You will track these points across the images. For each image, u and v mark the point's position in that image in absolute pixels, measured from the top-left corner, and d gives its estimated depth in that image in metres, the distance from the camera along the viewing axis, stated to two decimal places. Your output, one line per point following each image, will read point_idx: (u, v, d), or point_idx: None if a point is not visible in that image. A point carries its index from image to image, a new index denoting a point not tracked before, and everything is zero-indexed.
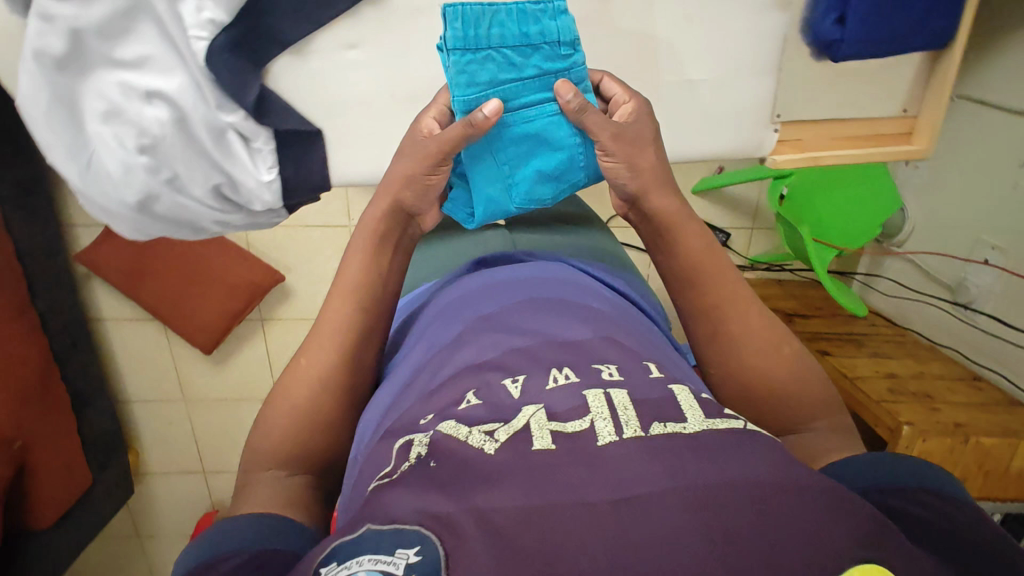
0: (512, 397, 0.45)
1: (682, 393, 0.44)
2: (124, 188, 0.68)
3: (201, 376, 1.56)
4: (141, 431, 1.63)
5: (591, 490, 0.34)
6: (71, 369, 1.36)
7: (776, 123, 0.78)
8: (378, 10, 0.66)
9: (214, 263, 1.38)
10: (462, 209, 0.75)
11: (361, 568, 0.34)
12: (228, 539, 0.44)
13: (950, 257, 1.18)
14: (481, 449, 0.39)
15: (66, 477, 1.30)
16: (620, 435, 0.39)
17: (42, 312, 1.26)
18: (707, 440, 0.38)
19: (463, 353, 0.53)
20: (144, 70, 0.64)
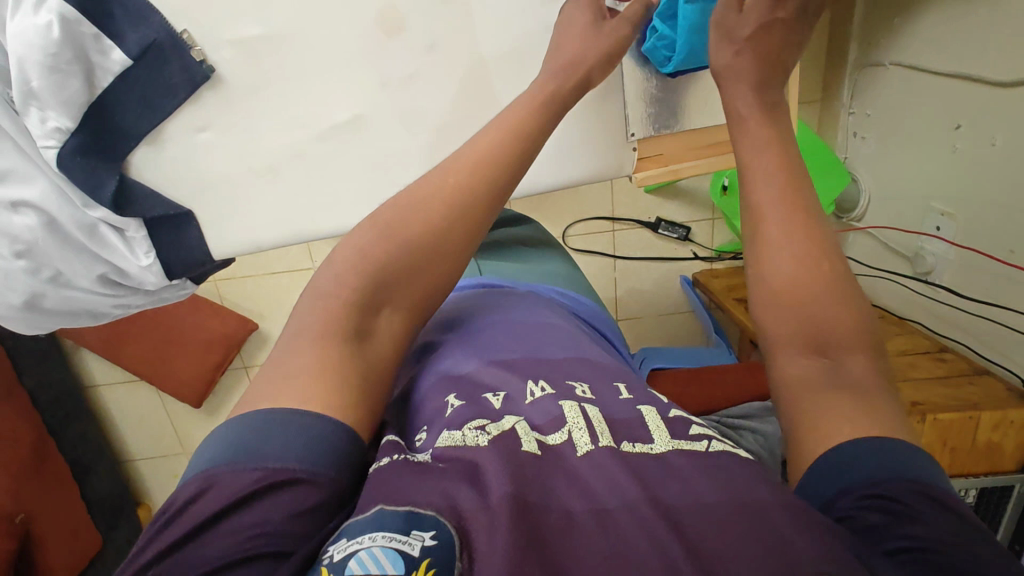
0: (494, 407, 0.48)
1: (649, 413, 0.47)
2: (9, 291, 0.73)
3: (198, 428, 1.62)
4: (150, 486, 1.70)
5: (572, 501, 0.37)
6: (69, 438, 1.43)
7: (633, 142, 0.75)
8: (219, 91, 0.66)
9: (186, 322, 1.43)
10: (660, 52, 0.68)
11: (375, 543, 0.34)
12: (262, 440, 0.38)
13: (906, 230, 1.15)
14: (475, 442, 0.42)
15: (73, 542, 1.37)
16: (596, 444, 0.42)
17: (31, 389, 1.33)
18: (677, 461, 0.41)
19: (443, 365, 0.56)
20: (5, 182, 0.67)
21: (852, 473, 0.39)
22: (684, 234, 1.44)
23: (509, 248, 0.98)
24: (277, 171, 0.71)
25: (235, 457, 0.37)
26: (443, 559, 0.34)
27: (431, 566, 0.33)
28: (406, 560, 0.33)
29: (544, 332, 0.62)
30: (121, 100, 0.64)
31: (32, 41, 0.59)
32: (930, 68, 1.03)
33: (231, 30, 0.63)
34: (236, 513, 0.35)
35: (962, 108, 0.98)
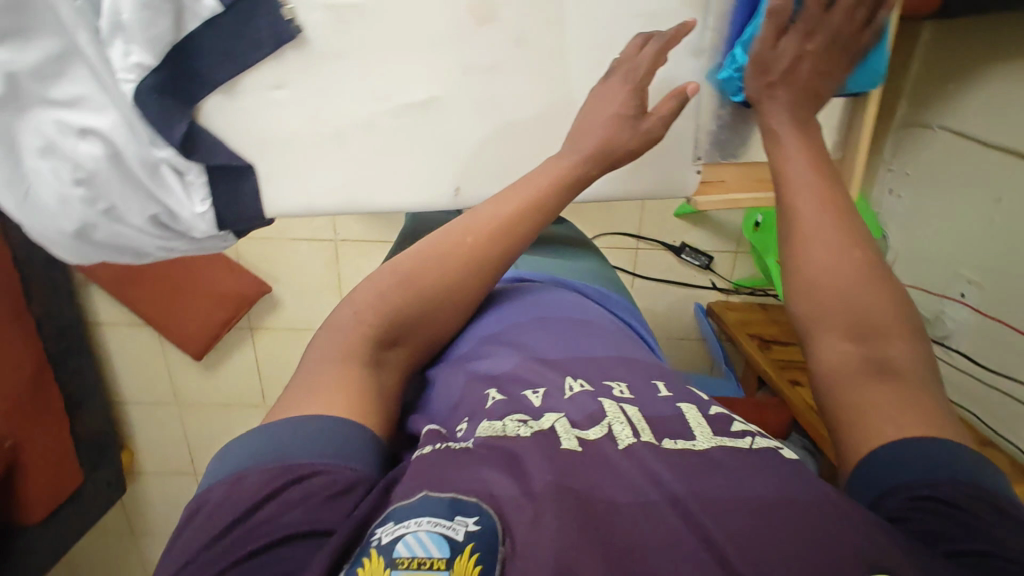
0: (534, 404, 0.49)
1: (691, 411, 0.49)
2: (62, 219, 0.69)
3: (194, 381, 1.62)
4: (135, 431, 1.69)
5: (616, 493, 0.38)
6: (68, 372, 1.42)
7: (699, 163, 0.76)
8: (301, 54, 0.67)
9: (201, 275, 1.42)
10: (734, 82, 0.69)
11: (420, 528, 0.36)
12: (286, 442, 0.42)
13: (928, 292, 1.16)
14: (516, 433, 0.44)
15: (57, 475, 1.36)
16: (638, 438, 0.44)
17: (39, 317, 1.32)
18: (722, 458, 0.42)
19: (478, 365, 0.56)
20: (77, 108, 0.65)
21: (903, 482, 0.41)
22: (706, 263, 1.45)
23: (543, 244, 0.99)
24: (343, 139, 0.72)
25: (259, 460, 0.42)
26: (487, 545, 0.35)
27: (476, 552, 0.35)
28: (451, 544, 0.35)
29: (578, 331, 0.63)
30: (202, 49, 0.65)
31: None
32: (982, 138, 1.04)
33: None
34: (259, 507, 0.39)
35: (1005, 184, 0.99)
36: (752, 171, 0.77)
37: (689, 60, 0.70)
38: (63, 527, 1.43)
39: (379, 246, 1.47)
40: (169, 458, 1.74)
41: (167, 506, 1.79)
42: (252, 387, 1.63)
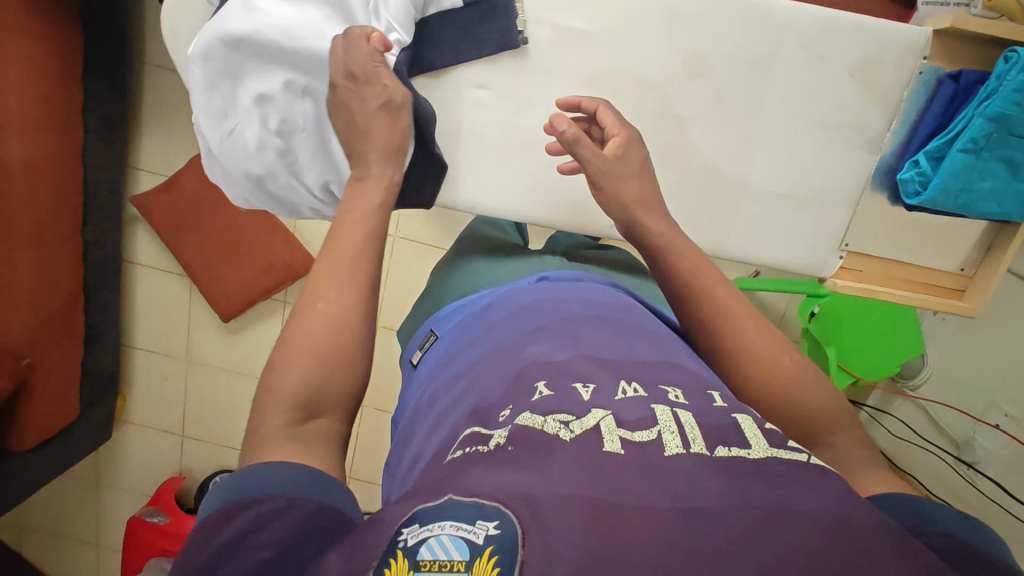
0: (582, 399, 0.47)
1: (745, 423, 0.46)
2: (252, 161, 0.74)
3: (211, 341, 1.57)
4: (134, 380, 1.62)
5: (657, 499, 0.37)
6: (96, 304, 1.38)
7: (843, 251, 0.82)
8: (519, 62, 0.77)
9: (260, 240, 1.41)
10: (913, 183, 0.75)
11: (443, 532, 0.37)
12: (258, 485, 0.44)
13: (960, 413, 1.21)
14: (557, 435, 0.43)
15: (58, 405, 1.30)
16: (687, 449, 0.41)
17: (87, 242, 1.30)
18: (772, 469, 0.40)
19: (531, 351, 0.56)
20: (303, 67, 0.71)
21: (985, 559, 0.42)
22: None
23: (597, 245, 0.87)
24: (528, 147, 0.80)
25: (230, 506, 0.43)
26: (506, 548, 0.35)
27: (494, 555, 0.35)
28: (472, 547, 0.36)
29: (628, 328, 0.59)
30: (436, 37, 0.74)
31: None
32: None
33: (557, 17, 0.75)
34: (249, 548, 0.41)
35: None
36: (887, 268, 0.84)
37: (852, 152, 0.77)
38: (44, 461, 1.35)
39: (434, 252, 1.47)
40: (159, 413, 1.64)
41: (141, 465, 1.67)
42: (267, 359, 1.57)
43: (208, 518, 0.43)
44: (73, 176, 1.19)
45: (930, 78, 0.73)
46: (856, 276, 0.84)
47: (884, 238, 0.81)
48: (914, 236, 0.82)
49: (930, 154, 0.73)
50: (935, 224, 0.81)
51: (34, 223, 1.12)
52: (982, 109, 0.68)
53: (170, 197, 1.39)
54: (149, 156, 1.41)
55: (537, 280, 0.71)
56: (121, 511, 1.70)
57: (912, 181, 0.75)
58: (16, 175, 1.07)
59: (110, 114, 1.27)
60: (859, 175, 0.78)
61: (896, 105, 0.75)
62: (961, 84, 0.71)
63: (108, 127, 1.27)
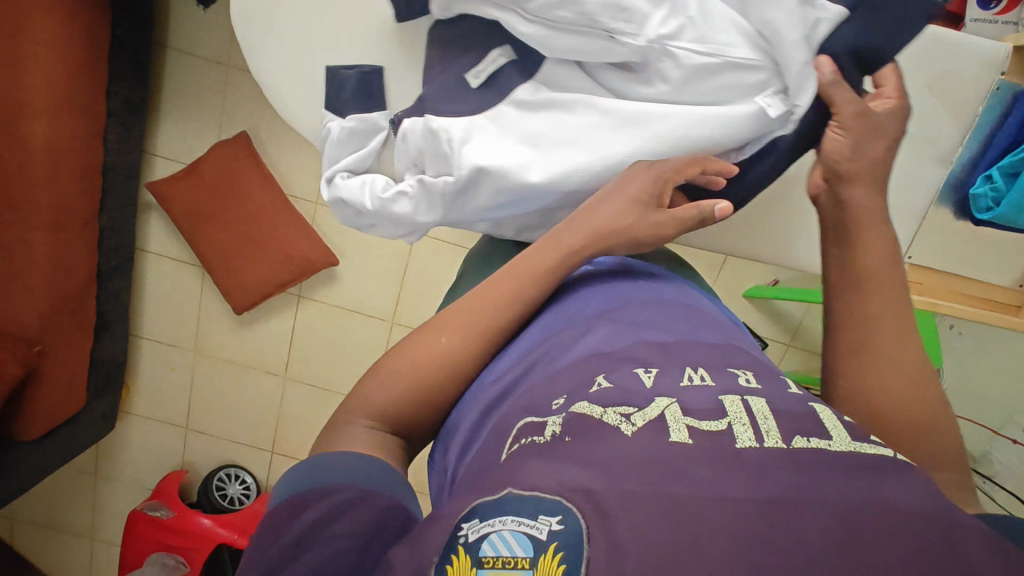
0: (645, 386, 0.40)
1: (824, 412, 0.39)
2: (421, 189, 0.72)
3: (220, 332, 1.52)
4: (139, 370, 1.57)
5: (736, 489, 0.31)
6: (106, 290, 1.34)
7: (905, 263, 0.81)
8: None
9: (281, 229, 1.38)
10: (987, 198, 0.75)
11: (505, 527, 0.32)
12: (332, 476, 0.41)
13: (975, 424, 1.25)
14: (618, 429, 0.36)
15: (65, 392, 1.27)
16: (761, 443, 0.34)
17: (103, 227, 1.26)
18: (857, 461, 0.33)
19: (588, 339, 0.48)
20: None
21: None
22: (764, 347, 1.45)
23: None
24: None
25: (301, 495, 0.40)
26: (572, 544, 0.30)
27: (560, 551, 0.30)
28: (535, 544, 0.31)
29: (685, 315, 0.51)
30: None
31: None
32: None
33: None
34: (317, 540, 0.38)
35: None
36: (948, 283, 0.85)
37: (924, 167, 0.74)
38: (48, 450, 1.31)
39: (453, 249, 1.42)
40: (164, 405, 1.59)
41: (143, 457, 1.63)
42: (277, 353, 1.52)
43: (288, 501, 0.40)
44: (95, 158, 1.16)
45: (1008, 93, 0.74)
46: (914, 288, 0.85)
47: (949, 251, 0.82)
48: (973, 251, 0.83)
49: (1004, 169, 0.74)
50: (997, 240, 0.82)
51: (51, 207, 1.08)
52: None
53: (187, 183, 1.35)
54: (166, 141, 1.38)
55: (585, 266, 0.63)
56: (119, 504, 1.65)
57: (986, 196, 0.75)
58: (38, 156, 1.04)
59: (132, 97, 1.24)
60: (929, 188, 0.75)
61: (971, 118, 0.73)
62: None
63: (129, 111, 1.24)
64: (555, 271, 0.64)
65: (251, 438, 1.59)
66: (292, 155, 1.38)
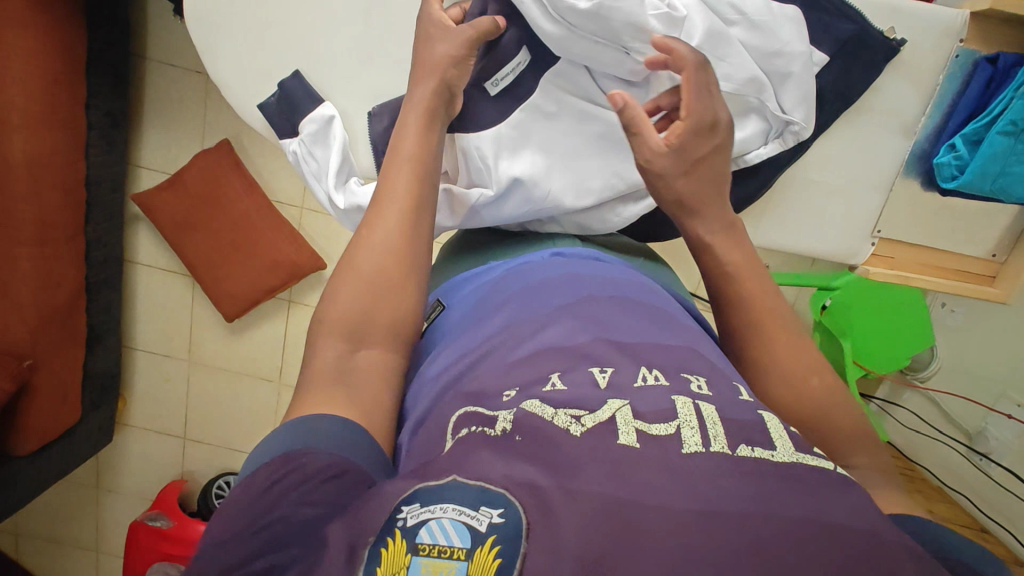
0: (598, 388, 0.39)
1: (772, 421, 0.38)
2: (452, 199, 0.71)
3: (213, 341, 1.52)
4: (135, 381, 1.58)
5: (677, 495, 0.30)
6: (96, 303, 1.35)
7: (875, 237, 0.81)
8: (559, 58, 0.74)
9: (267, 236, 1.38)
10: (950, 167, 0.74)
11: (445, 515, 0.32)
12: (314, 437, 0.40)
13: (972, 403, 1.22)
14: (565, 430, 0.35)
15: (58, 406, 1.27)
16: (708, 448, 0.33)
17: (89, 240, 1.27)
18: (804, 474, 0.33)
19: (547, 334, 0.47)
20: None
21: None
22: None
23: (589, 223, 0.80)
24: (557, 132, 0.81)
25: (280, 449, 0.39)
26: (510, 537, 0.30)
27: (497, 546, 0.30)
28: (473, 535, 0.31)
29: (650, 311, 0.51)
30: None
31: (771, 5, 0.64)
32: None
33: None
34: (280, 499, 0.36)
35: None
36: (920, 257, 0.85)
37: (890, 137, 0.74)
38: (45, 464, 1.31)
39: None
40: (162, 415, 1.60)
41: (143, 468, 1.63)
42: (269, 359, 1.52)
43: (262, 467, 0.38)
44: (75, 173, 1.17)
45: (967, 61, 0.73)
46: (885, 262, 0.84)
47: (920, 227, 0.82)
48: (945, 225, 0.82)
49: (967, 138, 0.73)
50: (966, 211, 0.82)
51: (35, 223, 1.09)
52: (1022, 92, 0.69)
53: (173, 195, 1.36)
54: (151, 153, 1.39)
55: (549, 254, 0.62)
56: (122, 515, 1.66)
57: (950, 165, 0.74)
58: (19, 172, 1.05)
59: (113, 110, 1.24)
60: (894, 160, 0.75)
61: (932, 89, 0.72)
62: (998, 67, 0.72)
63: (111, 124, 1.25)
64: (523, 257, 0.62)
65: (248, 445, 1.59)
66: (275, 161, 1.39)
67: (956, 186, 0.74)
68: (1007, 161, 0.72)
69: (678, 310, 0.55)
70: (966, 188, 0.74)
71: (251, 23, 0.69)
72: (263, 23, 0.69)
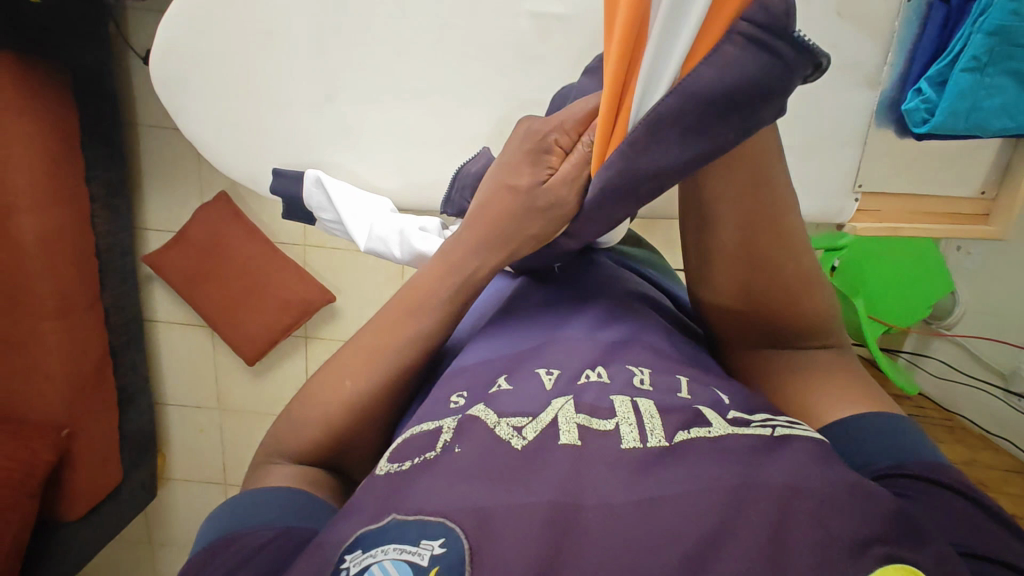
0: (544, 389, 0.37)
1: (709, 411, 0.35)
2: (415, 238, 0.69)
3: (239, 386, 1.55)
4: (171, 436, 1.62)
5: (618, 489, 0.30)
6: (122, 365, 1.40)
7: (858, 193, 0.84)
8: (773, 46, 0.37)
9: (273, 277, 1.41)
10: (920, 113, 0.80)
11: (386, 557, 0.30)
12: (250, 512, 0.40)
13: (1002, 344, 1.20)
14: (507, 445, 0.33)
15: (100, 469, 1.32)
16: (645, 444, 0.32)
17: (107, 306, 1.32)
18: (734, 445, 0.32)
19: (499, 342, 0.45)
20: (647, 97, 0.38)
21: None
22: None
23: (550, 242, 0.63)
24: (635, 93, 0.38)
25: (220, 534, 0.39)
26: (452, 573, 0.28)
27: None
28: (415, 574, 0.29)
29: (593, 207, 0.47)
30: None
31: None
32: None
33: (535, 3, 0.66)
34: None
35: None
36: (904, 205, 0.89)
37: (847, 92, 0.76)
38: (95, 527, 1.35)
39: None
40: (202, 464, 1.63)
41: (190, 519, 1.66)
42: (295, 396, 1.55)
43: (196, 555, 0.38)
44: (84, 244, 1.21)
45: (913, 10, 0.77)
46: (875, 216, 0.87)
47: (892, 173, 0.86)
48: (925, 168, 0.87)
49: (934, 81, 0.79)
50: (942, 151, 0.87)
51: (54, 297, 1.14)
52: (979, 25, 0.73)
53: (180, 252, 1.40)
54: (153, 215, 1.44)
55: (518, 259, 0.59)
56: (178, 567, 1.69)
57: (918, 110, 0.79)
58: (30, 253, 1.09)
59: (112, 179, 1.29)
60: (862, 110, 0.77)
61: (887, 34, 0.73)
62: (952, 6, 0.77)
63: (112, 193, 1.30)
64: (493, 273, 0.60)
65: None
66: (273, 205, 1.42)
67: (930, 130, 0.79)
68: (976, 98, 0.77)
69: (649, 288, 0.55)
70: (940, 131, 0.79)
71: (213, 75, 0.70)
72: (223, 74, 0.70)
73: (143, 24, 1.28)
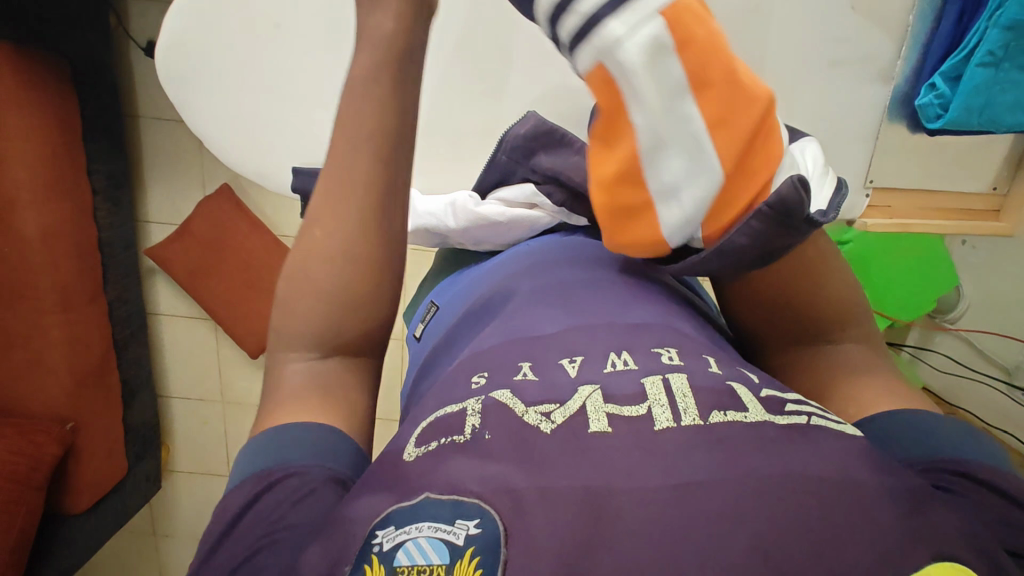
0: (569, 376, 0.37)
1: (741, 387, 0.36)
2: (461, 206, 0.68)
3: (242, 379, 1.55)
4: (174, 428, 1.62)
5: (652, 476, 0.30)
6: (126, 358, 1.40)
7: (869, 187, 0.83)
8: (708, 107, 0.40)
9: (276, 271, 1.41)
10: (934, 108, 0.78)
11: (421, 534, 0.30)
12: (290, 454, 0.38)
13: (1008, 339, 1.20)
14: (537, 429, 0.33)
15: (105, 459, 1.32)
16: (679, 422, 0.33)
17: (111, 299, 1.32)
18: (763, 431, 0.32)
19: (513, 325, 0.45)
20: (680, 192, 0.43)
21: None
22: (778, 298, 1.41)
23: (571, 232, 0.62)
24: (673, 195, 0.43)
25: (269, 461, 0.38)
26: (489, 552, 0.29)
27: (476, 557, 0.29)
28: (450, 552, 0.29)
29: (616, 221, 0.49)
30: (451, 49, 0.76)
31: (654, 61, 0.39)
32: None
33: None
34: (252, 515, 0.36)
35: None
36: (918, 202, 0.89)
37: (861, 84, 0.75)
38: (102, 517, 1.36)
39: None
40: (205, 457, 1.63)
41: (194, 511, 1.66)
42: None
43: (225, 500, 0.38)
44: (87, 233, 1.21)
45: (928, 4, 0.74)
46: (885, 213, 0.88)
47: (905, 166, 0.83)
48: (943, 160, 0.87)
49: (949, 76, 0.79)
50: (958, 144, 0.86)
51: (58, 290, 1.14)
52: (996, 20, 0.76)
53: (184, 245, 1.40)
54: (157, 207, 1.44)
55: (530, 246, 0.59)
56: (182, 557, 1.70)
57: (933, 105, 0.78)
58: (33, 245, 1.09)
59: (114, 171, 1.29)
60: (873, 106, 0.77)
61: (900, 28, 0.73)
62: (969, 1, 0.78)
63: (114, 185, 1.29)
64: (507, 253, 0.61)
65: None
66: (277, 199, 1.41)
67: (943, 125, 0.79)
68: (989, 92, 0.79)
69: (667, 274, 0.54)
70: (951, 126, 0.80)
71: (218, 69, 0.69)
72: (230, 69, 0.69)
73: (144, 13, 1.27)
